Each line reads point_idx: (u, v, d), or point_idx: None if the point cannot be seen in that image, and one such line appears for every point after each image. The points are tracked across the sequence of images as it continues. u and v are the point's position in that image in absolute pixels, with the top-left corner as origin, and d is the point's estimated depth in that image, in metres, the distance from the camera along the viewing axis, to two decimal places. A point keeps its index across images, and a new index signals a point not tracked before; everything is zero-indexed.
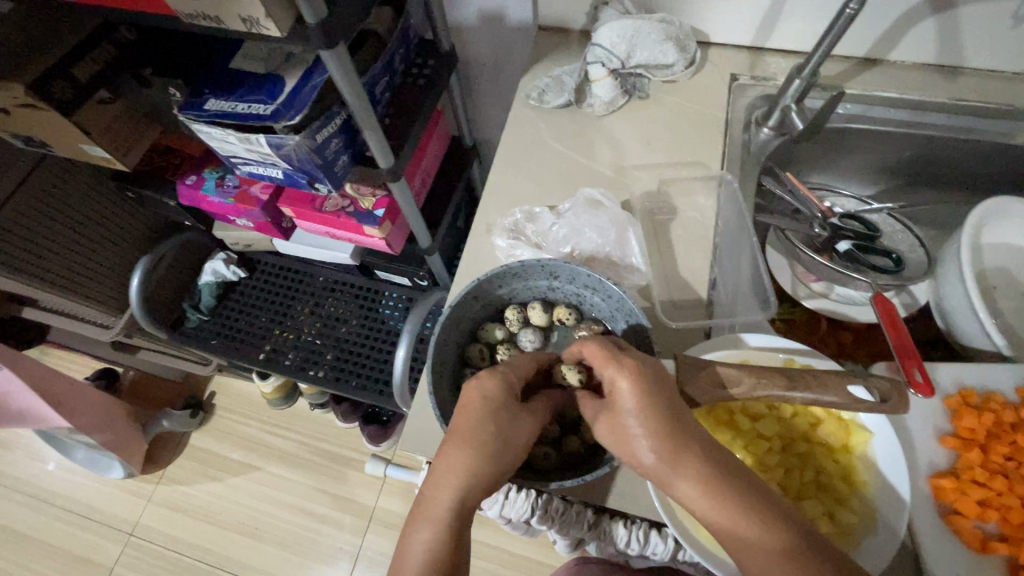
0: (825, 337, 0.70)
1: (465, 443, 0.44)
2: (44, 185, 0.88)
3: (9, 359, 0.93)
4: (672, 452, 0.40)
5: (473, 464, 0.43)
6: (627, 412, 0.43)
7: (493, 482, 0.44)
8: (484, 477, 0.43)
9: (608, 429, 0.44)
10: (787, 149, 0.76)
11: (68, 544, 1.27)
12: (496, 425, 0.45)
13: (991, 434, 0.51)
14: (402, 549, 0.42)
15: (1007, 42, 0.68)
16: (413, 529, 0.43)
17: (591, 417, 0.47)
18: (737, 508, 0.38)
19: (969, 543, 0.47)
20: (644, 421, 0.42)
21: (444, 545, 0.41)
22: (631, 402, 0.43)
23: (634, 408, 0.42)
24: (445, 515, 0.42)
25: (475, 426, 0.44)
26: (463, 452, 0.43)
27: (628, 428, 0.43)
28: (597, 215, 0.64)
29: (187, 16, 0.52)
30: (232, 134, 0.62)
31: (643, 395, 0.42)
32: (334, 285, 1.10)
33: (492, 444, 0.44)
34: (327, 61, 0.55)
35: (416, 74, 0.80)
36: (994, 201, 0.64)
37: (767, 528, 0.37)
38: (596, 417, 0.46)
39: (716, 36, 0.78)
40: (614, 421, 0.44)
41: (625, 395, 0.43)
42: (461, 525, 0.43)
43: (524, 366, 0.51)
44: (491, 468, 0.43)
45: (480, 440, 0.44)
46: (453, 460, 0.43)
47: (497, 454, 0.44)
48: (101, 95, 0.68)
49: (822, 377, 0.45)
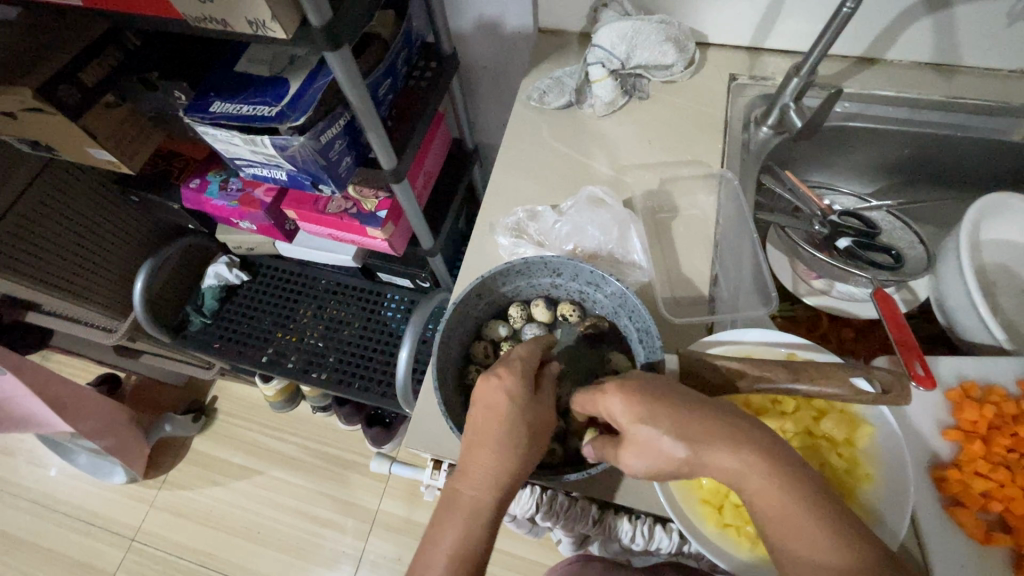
0: (827, 334, 0.71)
1: (493, 446, 0.44)
2: (49, 189, 0.89)
3: (14, 363, 0.93)
4: (703, 445, 0.39)
5: (501, 466, 0.44)
6: (628, 429, 0.42)
7: (515, 480, 0.44)
8: (508, 476, 0.44)
9: (634, 451, 0.42)
10: (787, 148, 0.77)
11: (69, 550, 1.27)
12: (521, 424, 0.45)
13: (992, 426, 0.51)
14: (430, 545, 0.43)
15: (1003, 40, 0.69)
16: (440, 524, 0.44)
17: (612, 454, 0.44)
18: (776, 508, 0.37)
19: (973, 536, 0.47)
20: (653, 424, 0.41)
21: (471, 541, 0.42)
22: (628, 414, 0.42)
23: (638, 416, 0.41)
24: (478, 514, 0.43)
25: (506, 429, 0.45)
26: (489, 452, 0.44)
27: (643, 436, 0.41)
28: (599, 213, 0.65)
29: (194, 19, 0.53)
30: (238, 135, 0.62)
31: (639, 399, 0.42)
32: (337, 287, 1.11)
33: (515, 444, 0.44)
34: (331, 63, 0.56)
35: (418, 77, 0.81)
36: (994, 197, 0.65)
37: (800, 530, 0.37)
38: (615, 451, 0.43)
39: (715, 37, 0.79)
40: (628, 438, 0.42)
41: (625, 413, 0.42)
42: (490, 523, 0.44)
43: (530, 355, 0.49)
44: (514, 467, 0.44)
45: (504, 442, 0.44)
46: (478, 459, 0.44)
47: (523, 454, 0.45)
48: (108, 99, 0.69)
49: (823, 368, 0.45)
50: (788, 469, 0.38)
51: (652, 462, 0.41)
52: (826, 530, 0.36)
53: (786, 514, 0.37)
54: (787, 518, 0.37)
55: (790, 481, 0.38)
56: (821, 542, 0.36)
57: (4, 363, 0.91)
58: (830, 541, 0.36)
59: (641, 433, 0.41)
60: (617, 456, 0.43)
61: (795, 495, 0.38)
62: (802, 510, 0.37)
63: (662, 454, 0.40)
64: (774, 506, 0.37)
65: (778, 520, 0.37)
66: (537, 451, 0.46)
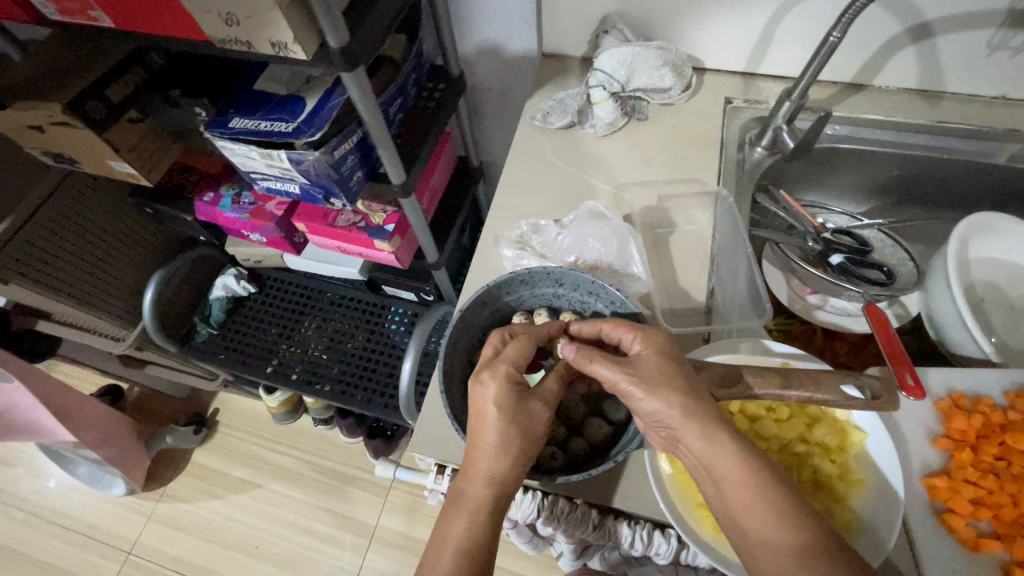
0: (822, 348, 0.72)
1: (489, 449, 0.46)
2: (68, 200, 0.92)
3: (23, 371, 0.95)
4: (692, 437, 0.44)
5: (496, 467, 0.46)
6: (646, 354, 0.49)
7: (511, 480, 0.46)
8: (504, 475, 0.46)
9: (641, 370, 0.47)
10: (780, 168, 0.80)
11: (65, 563, 1.26)
12: (512, 429, 0.47)
13: (981, 435, 0.53)
14: (438, 538, 0.46)
15: (984, 69, 0.73)
16: (447, 519, 0.46)
17: (609, 373, 0.48)
18: (740, 506, 0.41)
19: (964, 542, 0.49)
20: (659, 367, 0.47)
21: (475, 535, 0.45)
22: (654, 350, 0.48)
23: (660, 350, 0.48)
24: (479, 510, 0.45)
25: (499, 433, 0.46)
26: (483, 456, 0.46)
27: (652, 360, 0.48)
28: (600, 226, 0.68)
29: (220, 41, 0.56)
30: (255, 150, 0.65)
31: (667, 343, 0.49)
32: (342, 301, 1.13)
33: (510, 446, 0.46)
34: (347, 83, 0.59)
35: (427, 97, 0.85)
36: (978, 217, 0.68)
37: (760, 519, 0.40)
38: (607, 364, 0.49)
39: (711, 62, 0.82)
40: (641, 366, 0.47)
41: (647, 343, 0.49)
42: (495, 518, 0.46)
43: (520, 351, 0.51)
44: (508, 468, 0.46)
45: (499, 444, 0.46)
46: (475, 462, 0.46)
47: (519, 453, 0.47)
48: (131, 116, 0.72)
49: (816, 376, 0.47)
50: (771, 475, 0.42)
51: (651, 393, 0.45)
52: (786, 525, 0.40)
53: (763, 514, 0.40)
54: (749, 512, 0.41)
55: (761, 486, 0.41)
56: (777, 528, 0.40)
57: (12, 371, 0.92)
58: (782, 525, 0.40)
59: (655, 360, 0.48)
60: (619, 374, 0.47)
61: (759, 489, 0.41)
62: (760, 501, 0.41)
63: (666, 382, 0.46)
64: (744, 499, 0.41)
65: (749, 520, 0.41)
66: (533, 444, 0.48)
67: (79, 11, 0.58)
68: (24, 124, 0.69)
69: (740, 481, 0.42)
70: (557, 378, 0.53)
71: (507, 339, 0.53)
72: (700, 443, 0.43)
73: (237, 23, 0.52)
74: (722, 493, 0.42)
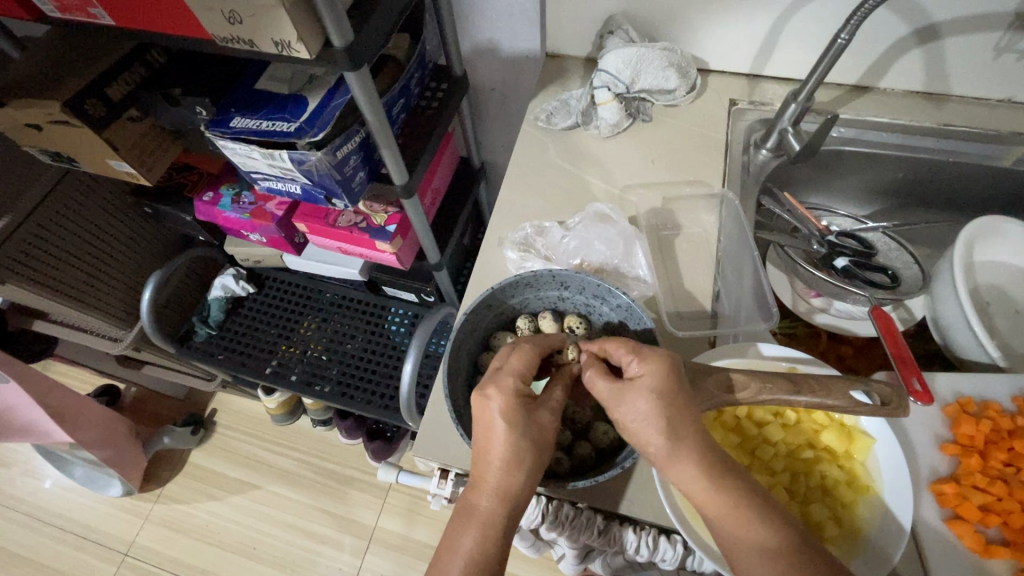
0: (825, 351, 0.73)
1: (501, 463, 0.45)
2: (65, 199, 0.91)
3: (20, 372, 0.94)
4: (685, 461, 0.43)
5: (506, 479, 0.45)
6: (639, 379, 0.46)
7: (523, 493, 0.46)
8: (515, 488, 0.45)
9: (638, 399, 0.45)
10: (785, 170, 0.80)
11: (60, 564, 1.25)
12: (521, 441, 0.46)
13: (990, 440, 0.53)
14: (449, 549, 0.45)
15: (991, 71, 0.72)
16: (458, 530, 0.45)
17: (610, 394, 0.47)
18: (728, 519, 0.42)
19: (972, 548, 0.48)
20: (662, 392, 0.45)
21: (486, 548, 0.44)
22: (648, 380, 0.45)
23: (653, 381, 0.45)
24: (491, 521, 0.45)
25: (512, 448, 0.46)
26: (493, 469, 0.46)
27: (639, 395, 0.45)
28: (606, 229, 0.67)
29: (223, 40, 0.55)
30: (256, 150, 0.65)
31: (667, 368, 0.45)
32: (342, 301, 1.12)
33: (520, 461, 0.46)
34: (350, 82, 0.58)
35: (429, 97, 0.84)
36: (983, 220, 0.67)
37: (747, 523, 0.41)
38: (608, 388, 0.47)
39: (715, 64, 0.82)
40: (634, 395, 0.45)
41: (644, 366, 0.46)
42: (505, 530, 0.45)
43: (520, 361, 0.49)
44: (520, 481, 0.45)
45: (509, 459, 0.45)
46: (486, 474, 0.46)
47: (530, 467, 0.46)
48: (131, 114, 0.71)
49: (826, 381, 0.46)
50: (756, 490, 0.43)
51: (648, 419, 0.44)
52: (778, 527, 0.41)
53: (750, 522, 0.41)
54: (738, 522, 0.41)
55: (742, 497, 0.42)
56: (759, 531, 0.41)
57: (9, 372, 0.91)
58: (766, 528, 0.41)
59: (644, 391, 0.45)
60: (618, 397, 0.46)
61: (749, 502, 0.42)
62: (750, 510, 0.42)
63: (659, 411, 0.44)
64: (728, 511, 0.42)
65: (739, 534, 0.41)
66: (542, 457, 0.47)
67: (79, 9, 0.57)
68: (22, 123, 0.68)
69: (728, 501, 0.42)
70: (564, 387, 0.51)
71: (509, 350, 0.52)
72: (687, 469, 0.43)
73: (241, 22, 0.52)
74: (711, 515, 0.43)
